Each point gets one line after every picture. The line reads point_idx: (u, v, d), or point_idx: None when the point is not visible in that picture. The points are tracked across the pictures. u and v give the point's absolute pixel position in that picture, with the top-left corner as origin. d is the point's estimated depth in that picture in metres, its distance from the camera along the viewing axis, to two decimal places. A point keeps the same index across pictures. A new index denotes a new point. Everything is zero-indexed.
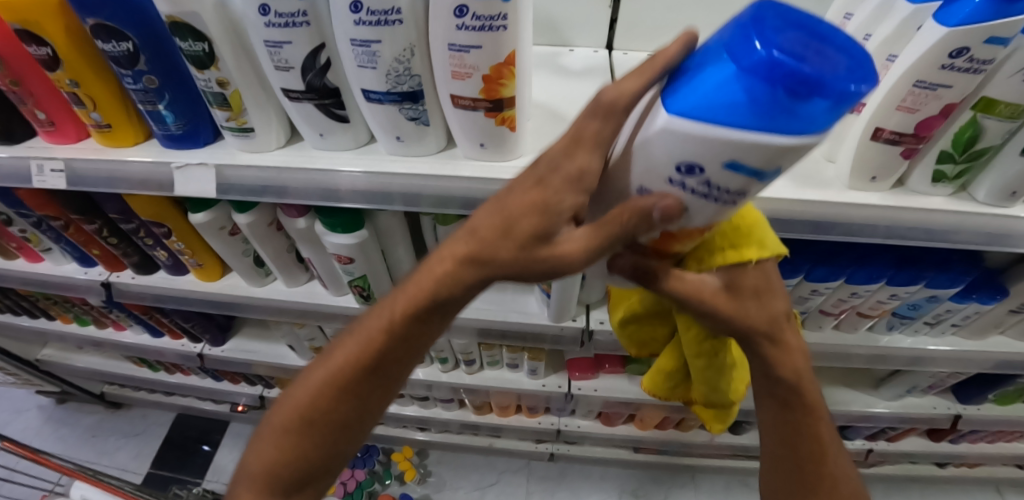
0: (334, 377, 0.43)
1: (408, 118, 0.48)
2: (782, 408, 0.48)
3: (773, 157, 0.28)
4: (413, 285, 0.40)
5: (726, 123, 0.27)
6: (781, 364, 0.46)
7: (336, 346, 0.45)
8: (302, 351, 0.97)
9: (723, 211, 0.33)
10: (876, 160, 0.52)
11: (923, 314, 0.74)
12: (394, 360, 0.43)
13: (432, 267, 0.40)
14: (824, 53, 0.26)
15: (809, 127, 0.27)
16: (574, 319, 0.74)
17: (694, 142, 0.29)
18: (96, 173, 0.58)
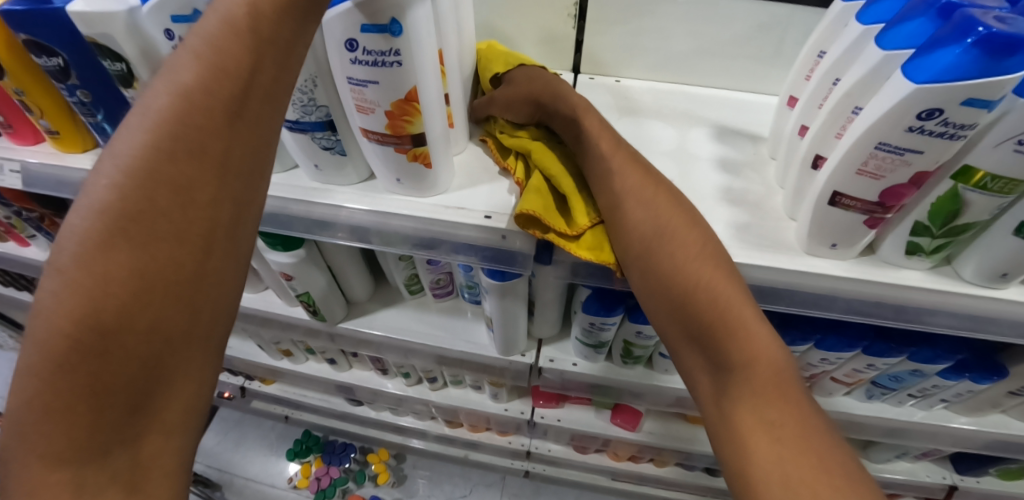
0: (64, 355, 0.31)
1: (321, 147, 0.47)
2: (669, 264, 0.44)
3: (986, 90, 0.35)
4: (115, 190, 0.32)
5: (957, 80, 0.35)
6: (667, 227, 0.45)
7: (35, 339, 0.31)
8: (271, 351, 0.98)
9: (944, 148, 0.39)
10: (838, 225, 0.47)
11: (906, 387, 0.67)
12: (158, 268, 0.33)
13: (123, 166, 0.32)
14: (1000, 17, 0.35)
15: (1010, 71, 0.34)
16: (523, 353, 0.71)
17: (934, 98, 0.36)
18: (48, 176, 0.60)
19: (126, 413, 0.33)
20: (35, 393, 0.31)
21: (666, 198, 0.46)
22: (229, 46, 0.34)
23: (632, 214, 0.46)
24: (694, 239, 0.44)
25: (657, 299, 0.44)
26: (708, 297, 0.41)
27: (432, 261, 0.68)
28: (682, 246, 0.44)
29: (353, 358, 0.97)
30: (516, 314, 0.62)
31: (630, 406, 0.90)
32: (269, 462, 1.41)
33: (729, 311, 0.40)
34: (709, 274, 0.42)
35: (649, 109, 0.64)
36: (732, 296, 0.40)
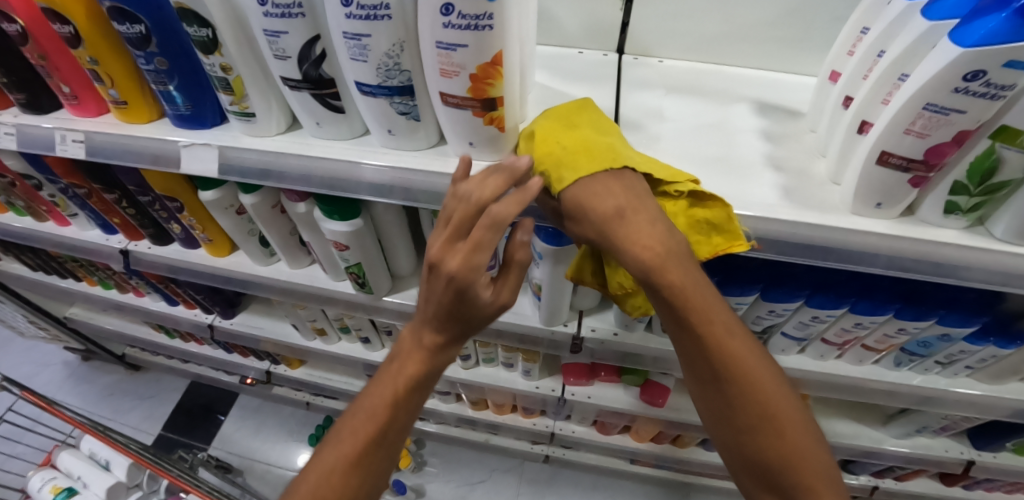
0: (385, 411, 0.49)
1: (399, 112, 0.49)
2: (724, 379, 0.44)
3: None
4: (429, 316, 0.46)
5: (1001, 44, 0.38)
6: (719, 339, 0.44)
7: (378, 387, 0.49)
8: (304, 331, 0.99)
9: (984, 108, 0.42)
10: (883, 185, 0.50)
11: (934, 352, 0.70)
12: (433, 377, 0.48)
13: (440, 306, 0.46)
14: None
15: None
16: (565, 324, 0.73)
17: (979, 60, 0.39)
18: (112, 145, 0.61)
19: (388, 456, 0.50)
20: (358, 428, 0.49)
21: (697, 295, 0.43)
22: (458, 254, 0.39)
23: (678, 323, 0.44)
24: (741, 345, 0.44)
25: (710, 404, 0.47)
26: (758, 399, 0.44)
27: None
28: (735, 351, 0.44)
29: (385, 338, 0.98)
30: (564, 281, 0.64)
31: (658, 382, 0.92)
32: (289, 448, 1.42)
33: (783, 413, 0.44)
34: (756, 376, 0.44)
35: (693, 86, 0.66)
36: (784, 396, 0.44)
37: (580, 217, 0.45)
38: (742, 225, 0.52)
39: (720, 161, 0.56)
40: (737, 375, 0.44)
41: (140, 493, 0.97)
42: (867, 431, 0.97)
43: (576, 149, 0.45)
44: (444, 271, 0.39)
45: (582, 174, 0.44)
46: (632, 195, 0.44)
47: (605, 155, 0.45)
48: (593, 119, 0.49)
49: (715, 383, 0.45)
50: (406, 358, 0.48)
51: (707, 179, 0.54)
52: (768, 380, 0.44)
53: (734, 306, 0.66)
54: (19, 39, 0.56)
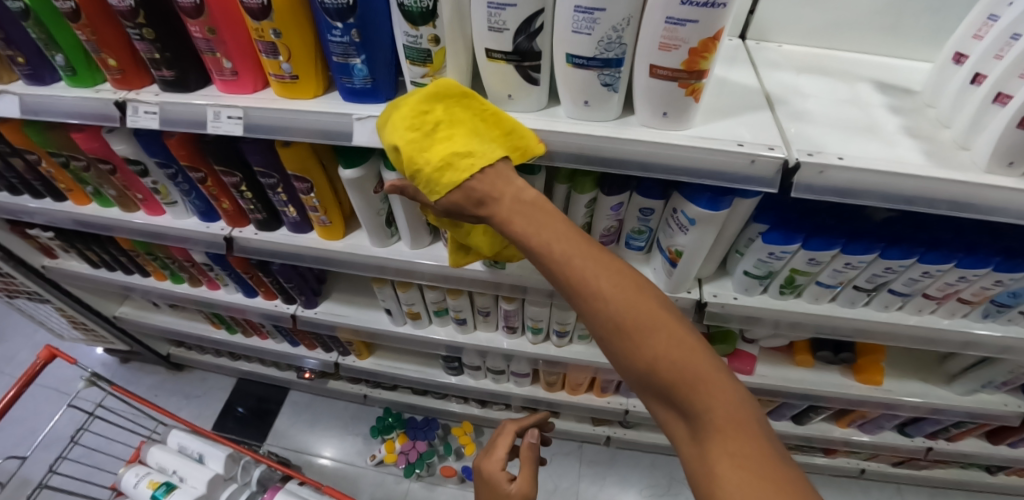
0: None
1: (602, 84, 0.52)
2: (662, 379, 0.39)
3: None
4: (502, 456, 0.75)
5: None
6: (649, 331, 0.39)
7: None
8: (397, 315, 1.00)
9: None
10: (1018, 146, 0.56)
11: (1021, 302, 0.77)
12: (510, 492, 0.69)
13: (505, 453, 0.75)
14: None
15: None
16: (688, 291, 0.78)
17: None
18: (272, 121, 0.61)
19: None
20: None
21: (637, 291, 0.41)
22: (490, 461, 0.74)
23: (597, 322, 0.41)
24: (653, 320, 0.40)
25: (681, 434, 0.39)
26: (694, 384, 0.38)
27: (614, 207, 0.72)
28: (638, 327, 0.40)
29: (480, 318, 0.98)
30: (703, 248, 0.69)
31: (744, 350, 0.99)
32: (347, 442, 1.41)
33: (717, 394, 0.37)
34: (672, 355, 0.39)
35: (814, 67, 0.72)
36: (711, 373, 0.38)
37: (464, 214, 0.49)
38: (899, 184, 0.57)
39: (865, 130, 0.62)
40: (654, 359, 0.39)
41: (234, 486, 0.95)
42: (933, 390, 1.05)
43: (435, 161, 0.47)
44: (483, 470, 0.74)
45: (446, 186, 0.46)
46: (522, 204, 0.45)
47: (462, 161, 0.46)
48: (439, 118, 0.48)
49: (650, 380, 0.40)
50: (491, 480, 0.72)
51: (859, 144, 0.59)
52: (718, 376, 0.38)
53: (857, 265, 0.71)
54: (191, 12, 0.56)
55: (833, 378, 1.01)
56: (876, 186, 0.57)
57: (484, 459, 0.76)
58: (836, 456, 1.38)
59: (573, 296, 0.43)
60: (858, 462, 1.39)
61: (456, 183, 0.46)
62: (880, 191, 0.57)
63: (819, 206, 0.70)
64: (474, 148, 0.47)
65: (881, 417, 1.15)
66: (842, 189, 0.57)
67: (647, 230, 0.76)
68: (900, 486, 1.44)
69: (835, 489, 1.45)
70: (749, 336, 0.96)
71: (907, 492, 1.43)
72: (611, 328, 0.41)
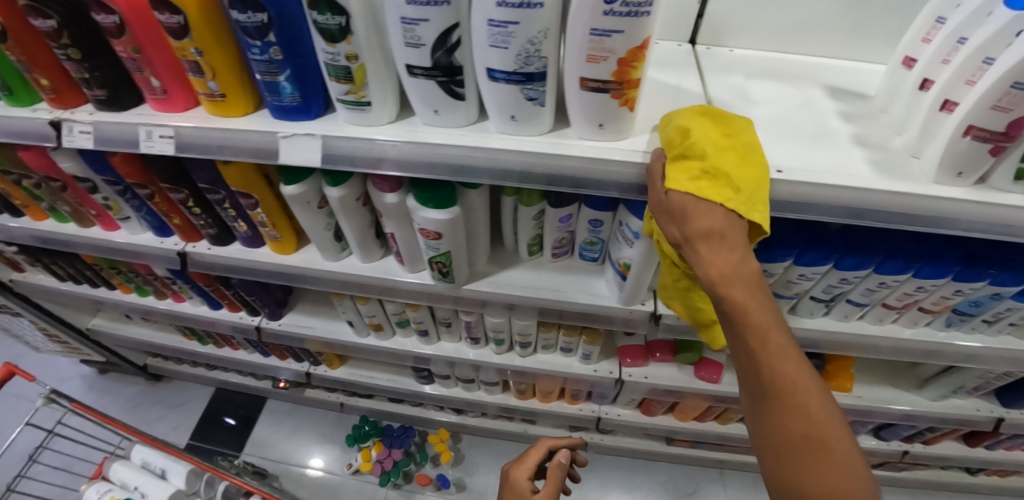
0: None
1: (527, 98, 0.50)
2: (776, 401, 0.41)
3: None
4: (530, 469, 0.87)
5: None
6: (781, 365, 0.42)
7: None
8: (360, 327, 0.99)
9: None
10: (965, 156, 0.54)
11: (982, 312, 0.76)
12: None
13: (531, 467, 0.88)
14: None
15: None
16: (643, 303, 0.76)
17: None
18: (205, 140, 0.60)
19: None
20: None
21: (774, 329, 0.43)
22: (521, 469, 0.88)
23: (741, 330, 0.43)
24: (757, 303, 0.43)
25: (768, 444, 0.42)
26: (774, 369, 0.42)
27: (563, 219, 0.71)
28: (742, 307, 0.43)
29: (443, 330, 0.96)
30: (654, 261, 0.67)
31: (710, 358, 0.97)
32: (325, 451, 1.40)
33: (794, 387, 0.41)
34: (763, 339, 0.42)
35: (767, 72, 0.70)
36: (792, 367, 0.42)
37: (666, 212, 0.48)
38: (842, 196, 0.55)
39: (811, 139, 0.60)
40: (747, 331, 0.43)
41: None
42: (903, 395, 1.04)
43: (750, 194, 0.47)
44: (512, 476, 0.88)
45: (760, 217, 0.46)
46: (699, 184, 0.47)
47: (728, 185, 0.46)
48: (732, 144, 0.49)
49: (729, 332, 0.44)
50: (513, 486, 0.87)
51: (803, 154, 0.58)
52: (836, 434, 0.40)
53: (812, 275, 0.71)
54: (113, 32, 0.55)
55: None
56: (817, 199, 0.55)
57: (516, 466, 0.89)
58: None
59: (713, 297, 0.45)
60: None
61: (712, 194, 0.46)
62: (822, 204, 0.56)
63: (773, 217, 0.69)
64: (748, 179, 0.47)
65: (857, 422, 1.14)
66: (783, 201, 0.56)
67: (599, 241, 0.74)
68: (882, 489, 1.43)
69: None
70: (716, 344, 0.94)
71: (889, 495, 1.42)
72: (709, 284, 0.45)
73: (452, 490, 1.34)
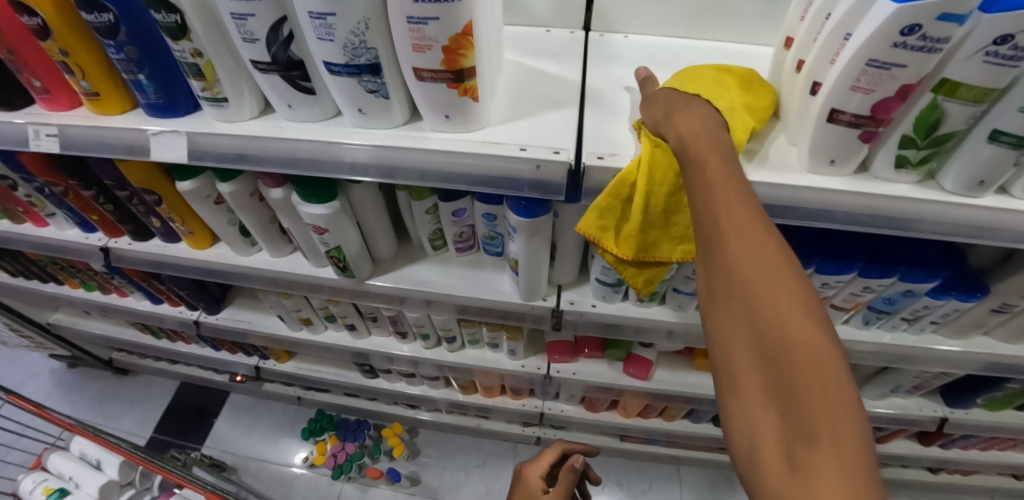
0: None
1: (367, 90, 0.51)
2: (784, 381, 0.29)
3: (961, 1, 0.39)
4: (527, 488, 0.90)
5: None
6: (794, 327, 0.29)
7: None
8: (291, 322, 0.99)
9: (924, 62, 0.44)
10: (836, 143, 0.52)
11: (899, 309, 0.74)
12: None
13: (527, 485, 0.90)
14: None
15: None
16: (544, 298, 0.75)
17: (914, 15, 0.41)
18: (85, 138, 0.61)
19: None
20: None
21: (782, 281, 0.31)
22: (534, 468, 0.94)
23: (730, 288, 0.33)
24: (810, 328, 0.29)
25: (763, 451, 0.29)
26: (814, 416, 0.27)
27: (458, 212, 0.71)
28: (766, 308, 0.30)
29: (371, 324, 0.96)
30: (542, 258, 0.67)
31: (639, 355, 0.94)
32: (283, 444, 1.42)
33: (842, 454, 0.26)
34: (803, 365, 0.28)
35: (660, 60, 0.68)
36: (842, 422, 0.27)
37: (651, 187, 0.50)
38: None
39: None
40: (778, 343, 0.30)
41: (132, 491, 0.99)
42: None
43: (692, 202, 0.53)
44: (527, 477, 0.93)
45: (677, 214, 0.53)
46: (727, 168, 0.38)
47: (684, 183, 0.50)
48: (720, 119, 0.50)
49: (744, 341, 0.31)
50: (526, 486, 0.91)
51: None
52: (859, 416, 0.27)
53: None
54: None
55: None
56: None
57: (531, 466, 0.95)
58: None
59: (700, 251, 0.36)
60: None
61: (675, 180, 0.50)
62: None
63: None
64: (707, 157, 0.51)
65: None
66: None
67: (498, 235, 0.73)
68: None
69: None
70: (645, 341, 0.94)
71: None
72: (723, 276, 0.33)
73: (406, 483, 1.35)
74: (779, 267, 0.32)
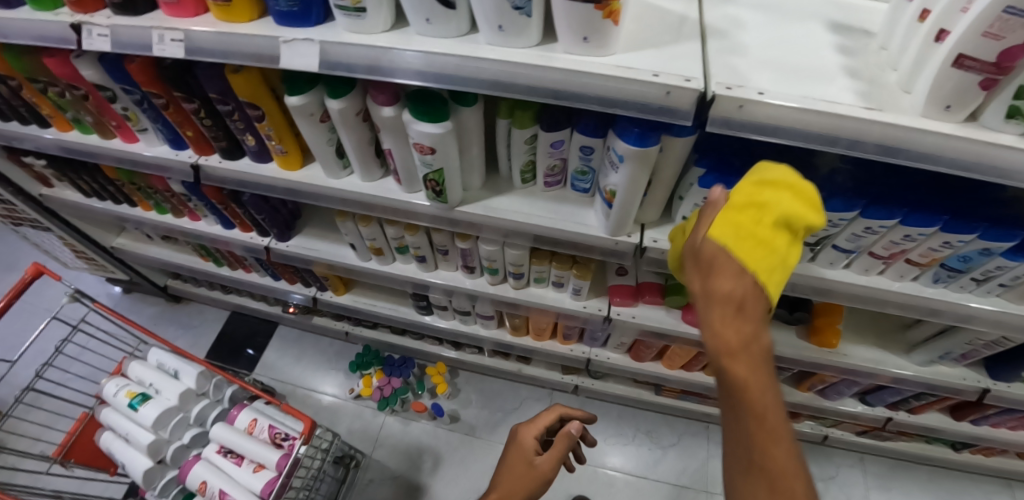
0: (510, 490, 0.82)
1: (513, 7, 0.51)
2: None
3: None
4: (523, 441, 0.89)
5: None
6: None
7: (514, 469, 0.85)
8: (361, 251, 1.02)
9: None
10: (954, 89, 0.53)
11: (972, 268, 0.75)
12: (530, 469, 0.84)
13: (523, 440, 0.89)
14: None
15: None
16: (629, 235, 0.77)
17: None
18: (212, 44, 0.63)
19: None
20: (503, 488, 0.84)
21: (780, 457, 0.37)
22: (528, 430, 0.90)
23: (741, 436, 0.39)
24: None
25: None
26: None
27: (555, 144, 0.73)
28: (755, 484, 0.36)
29: (440, 257, 0.99)
30: (639, 191, 0.69)
31: None
32: (329, 376, 1.48)
33: None
34: None
35: (772, 5, 0.69)
36: None
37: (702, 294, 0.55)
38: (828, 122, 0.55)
39: (804, 70, 0.59)
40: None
41: (206, 401, 1.02)
42: (890, 359, 1.06)
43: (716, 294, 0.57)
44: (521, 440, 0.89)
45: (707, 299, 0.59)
46: (754, 341, 0.41)
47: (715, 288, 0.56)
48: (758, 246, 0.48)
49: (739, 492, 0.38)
50: (523, 453, 0.87)
51: (791, 81, 0.58)
52: None
53: None
54: None
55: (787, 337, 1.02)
56: (798, 125, 0.55)
57: (525, 426, 0.91)
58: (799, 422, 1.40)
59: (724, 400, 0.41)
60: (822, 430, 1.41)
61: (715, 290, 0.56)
62: (803, 131, 0.56)
63: (761, 154, 0.68)
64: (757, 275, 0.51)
65: (842, 382, 1.16)
66: (762, 126, 0.56)
67: (590, 170, 0.75)
68: (863, 459, 1.48)
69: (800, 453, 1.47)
70: None
71: (868, 464, 1.47)
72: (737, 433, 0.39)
73: (446, 420, 1.42)
74: (778, 427, 0.38)
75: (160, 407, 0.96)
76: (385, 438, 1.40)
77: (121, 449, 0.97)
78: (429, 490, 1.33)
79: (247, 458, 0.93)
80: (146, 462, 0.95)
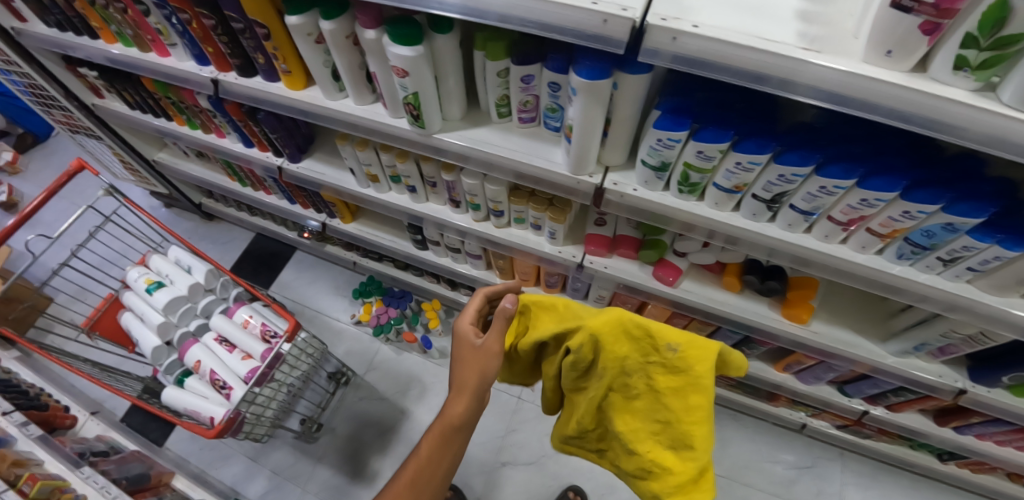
0: (436, 445, 0.81)
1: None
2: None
3: None
4: (440, 430, 0.81)
5: None
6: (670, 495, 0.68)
7: (435, 424, 0.82)
8: (360, 177, 1.10)
9: None
10: (896, 32, 0.51)
11: (936, 246, 0.72)
12: (446, 444, 0.81)
13: (441, 443, 0.81)
14: None
15: None
16: (591, 176, 0.82)
17: None
18: None
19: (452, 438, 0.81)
20: (432, 458, 0.81)
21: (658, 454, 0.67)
22: (456, 401, 0.79)
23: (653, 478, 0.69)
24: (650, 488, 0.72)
25: None
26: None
27: (525, 80, 0.76)
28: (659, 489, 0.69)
29: (429, 189, 1.06)
30: (594, 128, 0.72)
31: (670, 262, 1.00)
32: (335, 301, 1.63)
33: None
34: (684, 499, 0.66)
35: None
36: None
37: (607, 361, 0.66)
38: (753, 58, 0.55)
39: (748, 7, 0.59)
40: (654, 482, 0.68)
41: (212, 297, 1.14)
42: (865, 344, 1.03)
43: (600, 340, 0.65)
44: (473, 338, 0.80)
45: (613, 347, 0.64)
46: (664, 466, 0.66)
47: (612, 345, 0.64)
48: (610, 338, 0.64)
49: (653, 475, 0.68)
50: (448, 422, 0.79)
51: (733, 16, 0.57)
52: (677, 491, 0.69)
53: (749, 166, 0.70)
54: None
55: (759, 307, 1.03)
56: (726, 58, 0.56)
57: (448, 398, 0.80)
58: (778, 406, 1.40)
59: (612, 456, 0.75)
60: (800, 417, 1.39)
61: (617, 349, 0.64)
62: (732, 66, 0.57)
63: (718, 103, 0.70)
64: (613, 339, 0.64)
65: (822, 366, 1.13)
66: (694, 59, 0.57)
67: (558, 107, 0.78)
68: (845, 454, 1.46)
69: (775, 438, 1.48)
70: (679, 251, 1.00)
71: (850, 460, 1.44)
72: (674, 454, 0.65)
73: (434, 355, 1.54)
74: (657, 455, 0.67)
75: (171, 294, 1.08)
76: (378, 363, 1.55)
77: (136, 326, 1.10)
78: (412, 415, 1.47)
79: (238, 348, 1.06)
80: (156, 341, 1.08)
